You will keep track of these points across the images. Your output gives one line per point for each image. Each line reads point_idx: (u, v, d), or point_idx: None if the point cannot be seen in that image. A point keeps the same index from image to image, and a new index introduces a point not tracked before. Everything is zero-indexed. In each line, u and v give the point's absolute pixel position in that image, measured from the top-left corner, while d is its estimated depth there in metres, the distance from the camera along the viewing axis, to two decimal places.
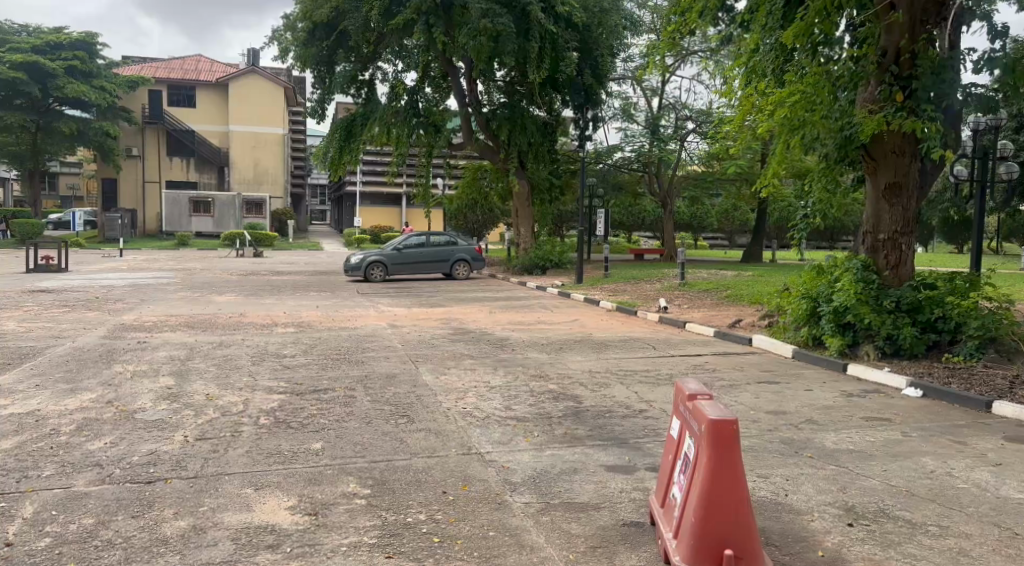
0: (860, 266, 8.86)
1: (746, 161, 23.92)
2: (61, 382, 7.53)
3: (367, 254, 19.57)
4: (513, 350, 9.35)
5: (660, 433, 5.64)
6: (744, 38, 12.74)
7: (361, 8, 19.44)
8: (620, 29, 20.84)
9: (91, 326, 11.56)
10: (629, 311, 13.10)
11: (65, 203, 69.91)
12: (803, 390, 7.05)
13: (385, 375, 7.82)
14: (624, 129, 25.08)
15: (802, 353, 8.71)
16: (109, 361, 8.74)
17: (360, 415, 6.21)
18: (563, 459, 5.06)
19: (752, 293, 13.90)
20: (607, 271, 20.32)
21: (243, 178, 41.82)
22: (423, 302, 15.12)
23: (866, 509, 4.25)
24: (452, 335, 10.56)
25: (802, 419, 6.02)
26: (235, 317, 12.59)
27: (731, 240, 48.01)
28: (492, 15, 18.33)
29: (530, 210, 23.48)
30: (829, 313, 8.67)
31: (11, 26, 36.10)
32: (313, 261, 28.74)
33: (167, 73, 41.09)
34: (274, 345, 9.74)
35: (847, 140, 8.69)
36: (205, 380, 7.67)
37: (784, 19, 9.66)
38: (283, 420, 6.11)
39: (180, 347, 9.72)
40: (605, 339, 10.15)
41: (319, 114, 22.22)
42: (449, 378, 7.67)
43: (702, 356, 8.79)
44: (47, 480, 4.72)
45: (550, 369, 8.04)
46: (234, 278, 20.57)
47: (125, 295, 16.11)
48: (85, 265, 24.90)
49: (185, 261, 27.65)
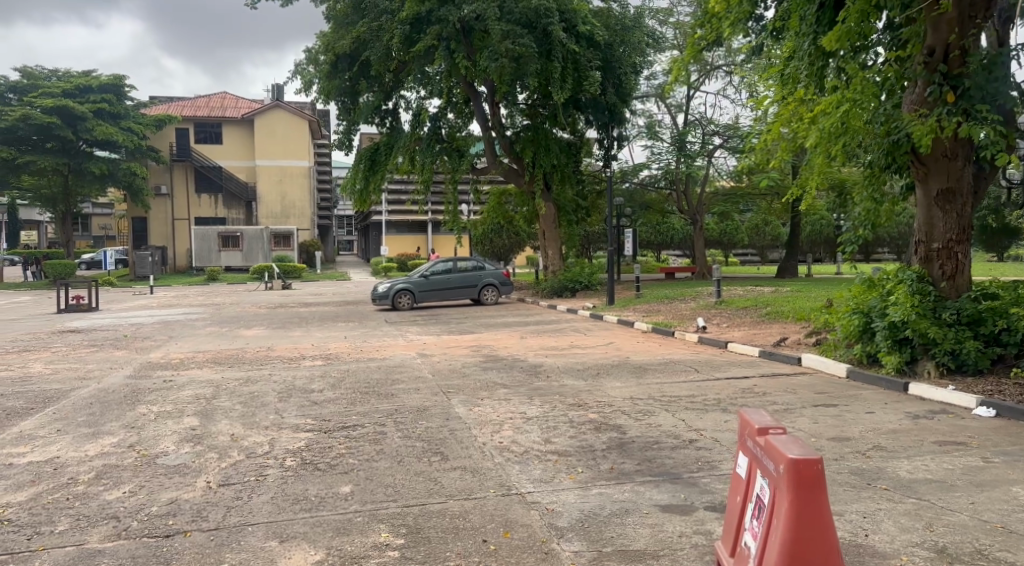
0: (914, 278, 8.35)
1: (776, 175, 23.42)
2: (82, 426, 7.28)
3: (394, 282, 19.36)
4: (549, 377, 8.94)
5: (716, 466, 5.19)
6: (777, 45, 12.29)
7: (382, 37, 19.33)
8: (643, 46, 20.66)
9: (119, 365, 11.40)
10: (666, 332, 12.62)
11: (98, 243, 71.33)
12: (865, 413, 6.55)
13: (415, 408, 7.45)
14: (650, 146, 24.70)
15: (858, 372, 8.18)
16: (134, 402, 8.49)
17: (391, 453, 5.85)
18: (612, 499, 4.63)
19: (793, 309, 13.36)
20: (639, 291, 19.81)
21: (271, 212, 42.14)
22: (452, 329, 14.79)
23: (960, 550, 3.78)
24: (484, 363, 10.19)
25: (869, 446, 5.53)
26: (262, 351, 12.34)
27: (763, 256, 47.07)
28: (514, 37, 18.26)
29: (557, 232, 23.17)
30: (883, 329, 8.14)
31: (41, 71, 36.81)
32: (340, 291, 28.60)
33: (194, 112, 41.69)
34: (301, 380, 9.43)
35: (895, 145, 8.22)
36: (230, 420, 7.37)
37: (819, 24, 9.23)
38: (310, 461, 5.78)
39: (207, 384, 9.46)
40: (644, 362, 9.71)
41: (345, 146, 22.31)
42: (482, 409, 7.29)
43: (748, 378, 8.31)
44: (60, 536, 4.41)
45: (589, 397, 7.61)
46: (262, 312, 20.44)
47: (153, 332, 16.02)
48: (115, 304, 24.99)
49: (213, 296, 27.67)
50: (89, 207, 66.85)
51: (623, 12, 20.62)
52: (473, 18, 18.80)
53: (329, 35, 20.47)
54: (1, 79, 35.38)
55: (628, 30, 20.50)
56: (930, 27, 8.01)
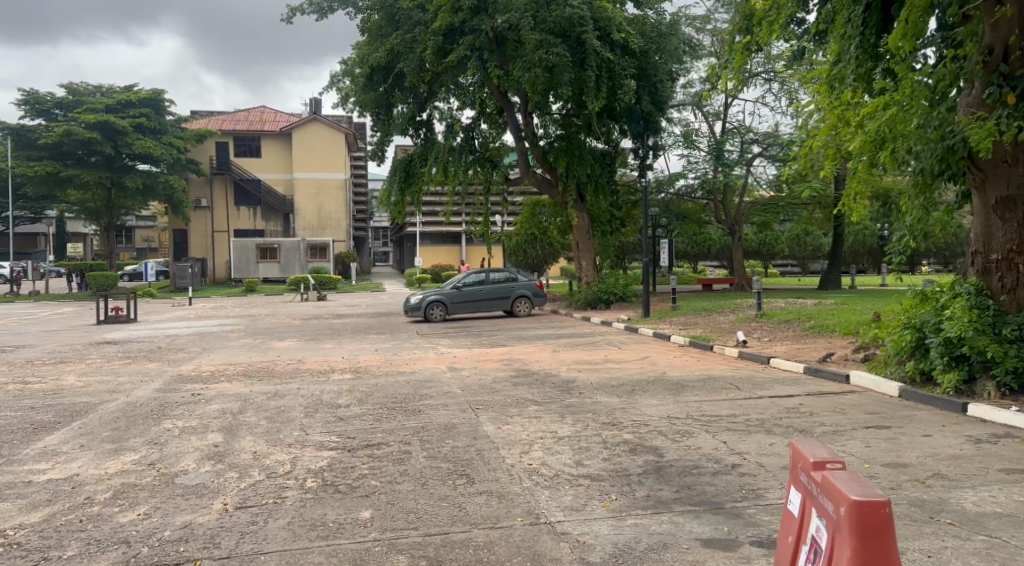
0: (972, 290, 7.86)
1: (819, 183, 22.82)
2: (106, 442, 7.19)
3: (426, 294, 19.21)
4: (582, 393, 8.60)
5: (762, 495, 4.80)
6: (823, 49, 11.80)
7: (416, 48, 19.25)
8: (679, 53, 20.28)
9: (149, 378, 11.37)
10: (704, 346, 12.21)
11: (140, 254, 73.01)
12: (920, 436, 6.12)
13: (442, 425, 7.18)
14: (687, 155, 24.25)
15: (911, 391, 7.70)
16: (160, 416, 8.38)
17: (414, 475, 5.58)
18: (648, 531, 4.30)
19: (839, 323, 12.81)
20: (677, 303, 19.33)
21: (308, 224, 42.50)
22: (484, 342, 14.54)
23: None
24: (515, 378, 9.89)
25: (928, 474, 5.10)
26: (292, 364, 12.22)
27: (804, 268, 46.01)
28: (547, 46, 18.03)
29: (591, 243, 22.87)
30: (938, 345, 7.65)
31: (86, 87, 37.68)
32: (373, 303, 28.57)
33: (233, 126, 42.27)
34: (328, 394, 9.24)
35: (950, 151, 7.68)
36: (254, 436, 7.19)
37: (866, 26, 8.79)
38: (330, 483, 5.53)
39: (234, 398, 9.34)
40: (681, 378, 9.32)
41: (379, 157, 22.29)
42: (512, 427, 6.99)
43: (793, 397, 7.88)
44: (66, 563, 4.24)
45: (623, 416, 7.25)
46: (296, 323, 20.43)
47: (187, 344, 16.08)
48: (153, 315, 25.28)
49: (249, 307, 27.86)
50: (133, 219, 68.51)
51: (658, 20, 20.30)
52: (506, 28, 18.64)
53: (364, 48, 20.40)
54: (48, 96, 36.30)
55: (663, 36, 20.13)
56: (989, 24, 7.46)
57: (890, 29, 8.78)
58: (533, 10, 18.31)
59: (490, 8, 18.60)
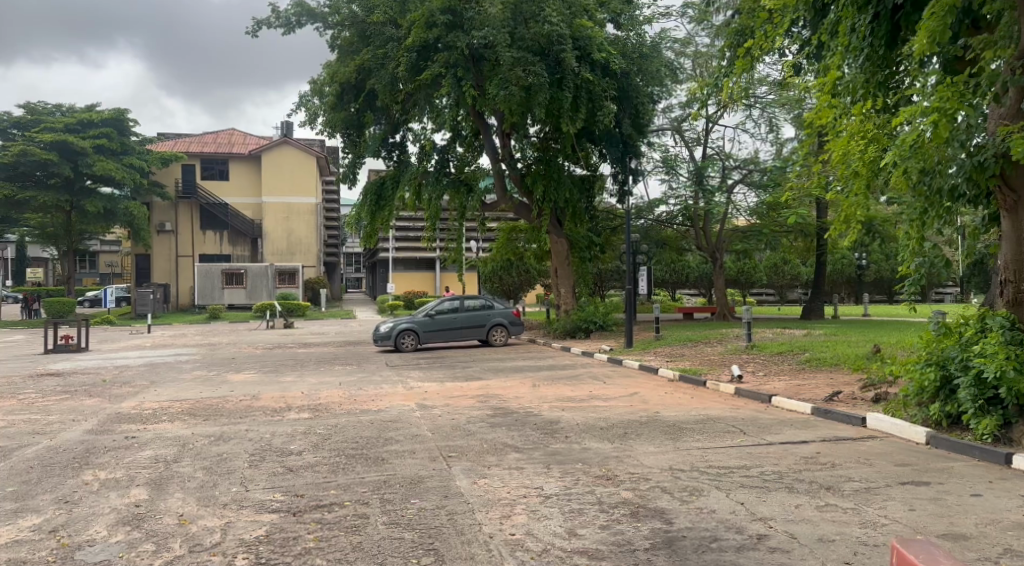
0: (1005, 324, 6.99)
1: (803, 209, 22.23)
2: (7, 501, 6.03)
3: (397, 321, 18.18)
4: (567, 437, 7.61)
5: None
6: (818, 67, 11.03)
7: (388, 65, 18.32)
8: (660, 76, 19.69)
9: (83, 417, 10.12)
10: (696, 381, 11.29)
11: (105, 280, 71.14)
12: (969, 496, 5.23)
13: (408, 479, 6.14)
14: (667, 181, 23.57)
15: (940, 438, 6.82)
16: (81, 466, 7.21)
17: (371, 551, 4.53)
18: None
19: (839, 356, 11.95)
20: (659, 333, 18.41)
21: (277, 249, 41.26)
22: (457, 374, 13.46)
23: None
24: (491, 418, 8.86)
25: (999, 551, 4.18)
26: (246, 400, 11.04)
27: (781, 295, 45.65)
28: (524, 65, 17.28)
29: (570, 269, 21.99)
30: (968, 382, 6.83)
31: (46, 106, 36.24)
32: (342, 330, 27.22)
33: (200, 148, 41.06)
34: (280, 438, 8.09)
35: (979, 168, 6.96)
36: (184, 493, 6.08)
37: (873, 36, 8.12)
38: (264, 561, 4.46)
39: (172, 442, 8.18)
40: (678, 418, 8.39)
41: (351, 179, 21.27)
42: (490, 482, 5.97)
43: (807, 443, 6.97)
44: None
45: (619, 467, 6.27)
46: (257, 353, 19.07)
47: (135, 376, 14.76)
48: (107, 343, 23.65)
49: (210, 335, 26.32)
50: (96, 244, 66.64)
51: (640, 40, 19.58)
52: (484, 45, 17.86)
53: (334, 65, 19.55)
54: (5, 114, 34.89)
55: (644, 57, 19.45)
56: None
57: (900, 40, 8.13)
58: (511, 28, 17.48)
59: (465, 24, 17.87)
